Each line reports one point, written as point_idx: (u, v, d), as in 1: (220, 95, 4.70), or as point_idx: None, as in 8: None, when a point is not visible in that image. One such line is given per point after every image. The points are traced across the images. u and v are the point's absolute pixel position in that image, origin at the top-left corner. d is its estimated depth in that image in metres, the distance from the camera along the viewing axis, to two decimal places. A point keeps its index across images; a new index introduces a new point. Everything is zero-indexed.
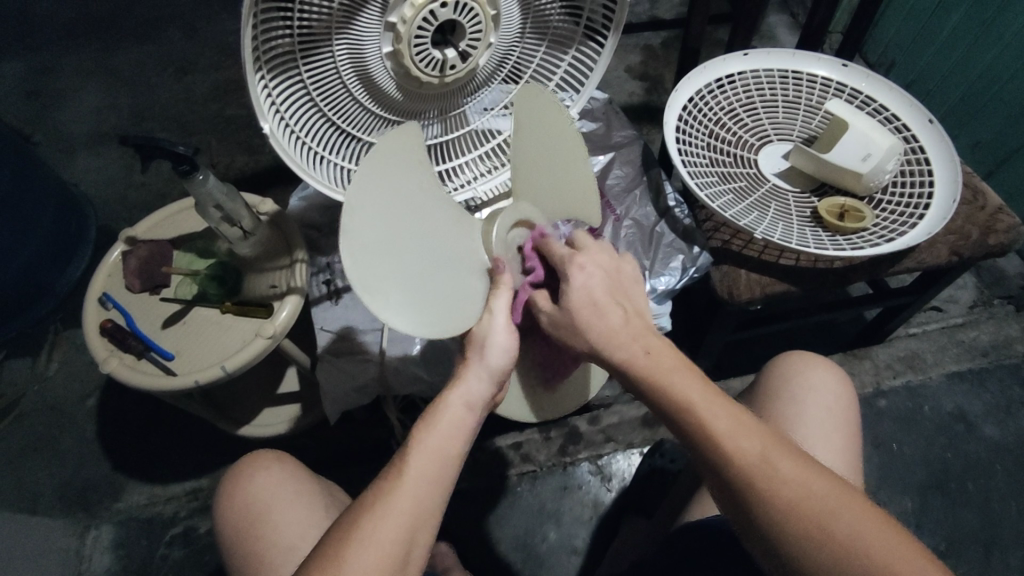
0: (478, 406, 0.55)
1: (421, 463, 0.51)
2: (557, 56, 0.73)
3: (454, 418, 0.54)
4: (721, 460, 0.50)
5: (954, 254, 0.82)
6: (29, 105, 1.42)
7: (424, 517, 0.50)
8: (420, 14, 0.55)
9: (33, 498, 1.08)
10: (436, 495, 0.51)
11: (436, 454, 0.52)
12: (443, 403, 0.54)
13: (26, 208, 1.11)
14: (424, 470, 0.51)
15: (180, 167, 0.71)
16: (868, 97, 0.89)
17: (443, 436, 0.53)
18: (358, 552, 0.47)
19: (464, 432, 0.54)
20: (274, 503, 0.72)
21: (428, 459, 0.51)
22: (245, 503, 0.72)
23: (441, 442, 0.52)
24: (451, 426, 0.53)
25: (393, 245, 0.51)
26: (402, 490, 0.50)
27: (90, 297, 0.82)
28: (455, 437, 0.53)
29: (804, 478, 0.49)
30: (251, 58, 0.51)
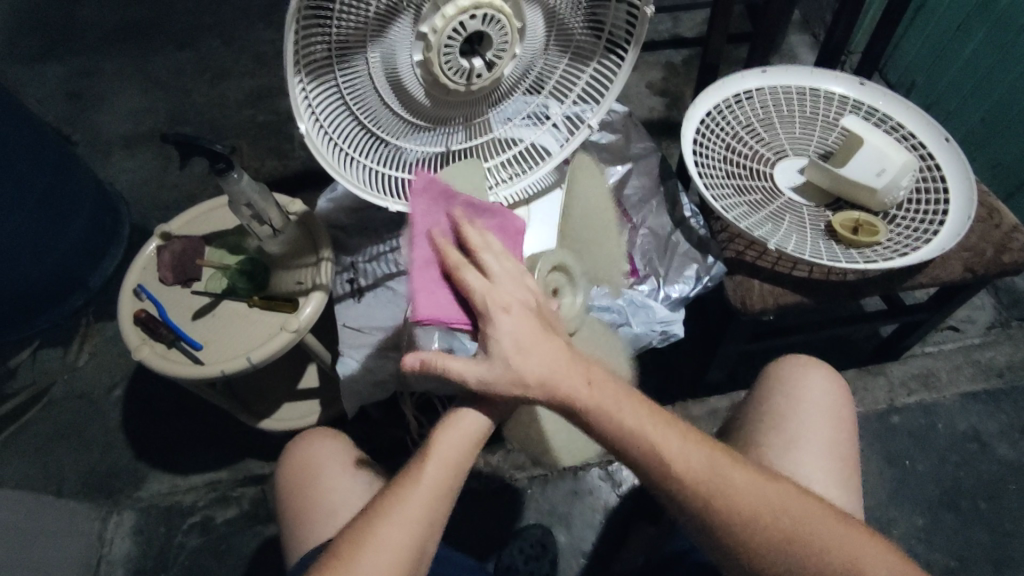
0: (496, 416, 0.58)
1: (436, 468, 0.54)
2: (579, 68, 0.76)
3: (469, 426, 0.56)
4: (696, 503, 0.55)
5: (968, 270, 0.83)
6: (70, 107, 1.49)
7: (433, 522, 0.53)
8: (450, 25, 0.58)
9: (59, 483, 1.12)
10: (442, 501, 0.54)
11: (448, 459, 0.55)
12: (459, 414, 0.57)
13: (65, 204, 1.16)
14: (437, 477, 0.54)
15: (217, 166, 0.75)
16: (884, 115, 0.91)
17: (455, 447, 0.55)
18: (370, 556, 0.51)
19: (474, 444, 0.57)
20: (322, 468, 0.76)
21: (440, 468, 0.54)
22: (296, 464, 0.77)
23: (450, 451, 0.55)
24: (460, 436, 0.56)
25: None
26: (414, 497, 0.53)
27: (126, 288, 0.86)
28: (466, 442, 0.56)
29: (773, 500, 0.55)
30: (290, 62, 0.54)
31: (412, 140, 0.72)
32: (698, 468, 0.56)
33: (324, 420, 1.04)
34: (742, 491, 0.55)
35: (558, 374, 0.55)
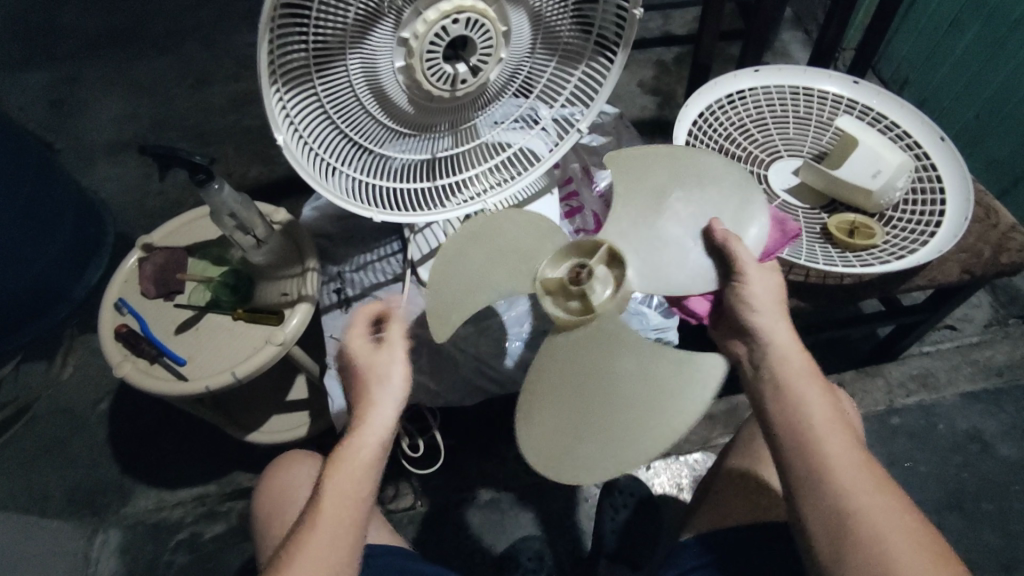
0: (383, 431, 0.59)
1: (328, 511, 0.55)
2: (567, 71, 0.74)
3: (356, 452, 0.58)
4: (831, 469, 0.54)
5: (966, 272, 0.81)
6: (51, 114, 1.46)
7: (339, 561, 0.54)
8: (432, 30, 0.56)
9: (45, 501, 1.10)
10: (349, 537, 0.55)
11: (340, 494, 0.56)
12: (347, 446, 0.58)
13: (45, 215, 1.13)
14: (331, 514, 0.55)
15: (196, 177, 0.73)
16: (879, 113, 0.89)
17: (349, 479, 0.57)
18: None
19: (371, 468, 0.58)
20: (301, 490, 0.77)
21: (337, 501, 0.56)
22: (276, 488, 0.78)
23: (345, 482, 0.57)
24: (347, 466, 0.57)
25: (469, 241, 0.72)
26: (315, 540, 0.54)
27: (107, 302, 0.84)
28: (363, 457, 0.58)
29: (877, 499, 0.53)
30: (265, 72, 0.52)
31: (396, 147, 0.70)
32: (828, 439, 0.56)
33: (314, 431, 1.02)
34: (853, 475, 0.54)
35: (780, 337, 0.62)
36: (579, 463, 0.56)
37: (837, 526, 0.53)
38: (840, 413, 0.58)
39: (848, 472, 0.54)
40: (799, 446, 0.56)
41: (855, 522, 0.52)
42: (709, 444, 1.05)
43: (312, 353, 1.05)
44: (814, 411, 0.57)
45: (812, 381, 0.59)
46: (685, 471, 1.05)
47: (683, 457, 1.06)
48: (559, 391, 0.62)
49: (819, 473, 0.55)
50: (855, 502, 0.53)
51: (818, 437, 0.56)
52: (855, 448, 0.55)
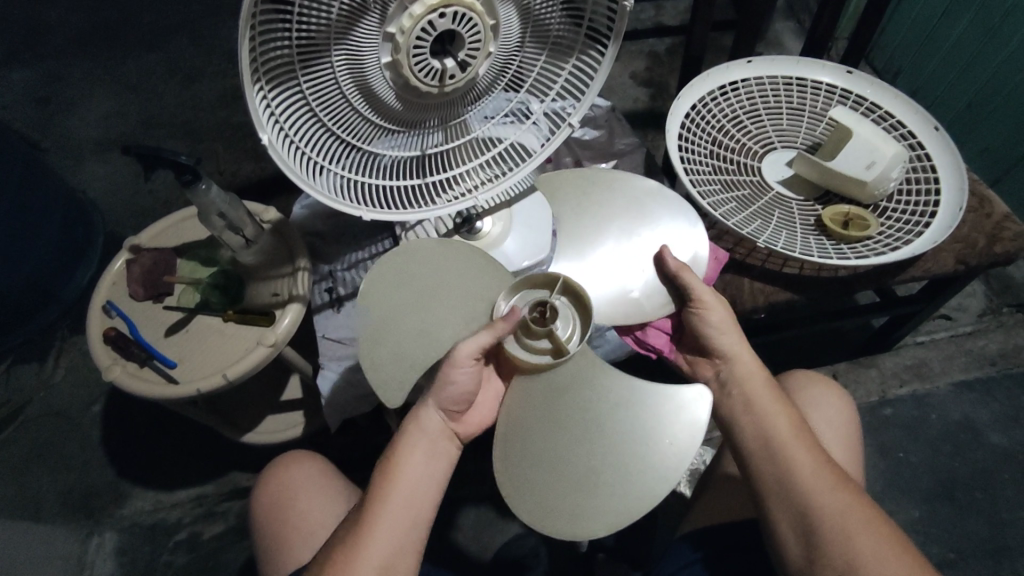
0: (436, 433, 0.63)
1: (396, 498, 0.58)
2: (558, 64, 0.73)
3: (417, 448, 0.61)
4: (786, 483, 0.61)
5: (961, 262, 0.81)
6: (37, 112, 1.44)
7: (403, 543, 0.57)
8: (418, 25, 0.55)
9: (40, 504, 1.09)
10: (412, 522, 0.58)
11: (407, 486, 0.59)
12: (405, 437, 0.62)
13: (32, 216, 1.12)
14: (400, 503, 0.58)
15: (182, 177, 0.71)
16: (872, 104, 0.88)
17: (413, 467, 0.60)
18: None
19: (431, 456, 0.62)
20: (301, 492, 0.76)
21: (401, 490, 0.59)
22: (275, 491, 0.77)
23: (408, 471, 0.60)
24: (416, 459, 0.61)
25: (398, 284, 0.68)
26: (380, 524, 0.57)
27: (94, 305, 0.83)
28: (430, 447, 0.62)
29: (839, 500, 0.58)
30: (249, 69, 0.51)
31: (385, 144, 0.69)
32: (791, 450, 0.62)
33: (309, 431, 1.02)
34: (815, 480, 0.60)
35: (741, 365, 0.69)
36: (579, 516, 0.58)
37: (809, 529, 0.58)
38: (800, 424, 0.64)
39: (812, 479, 0.60)
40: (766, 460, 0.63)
41: (824, 525, 0.58)
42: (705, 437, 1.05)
43: (304, 353, 1.04)
44: (773, 424, 0.64)
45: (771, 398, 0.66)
46: None
47: None
48: (541, 430, 0.63)
49: (788, 482, 0.61)
50: (819, 505, 0.59)
51: (781, 449, 0.62)
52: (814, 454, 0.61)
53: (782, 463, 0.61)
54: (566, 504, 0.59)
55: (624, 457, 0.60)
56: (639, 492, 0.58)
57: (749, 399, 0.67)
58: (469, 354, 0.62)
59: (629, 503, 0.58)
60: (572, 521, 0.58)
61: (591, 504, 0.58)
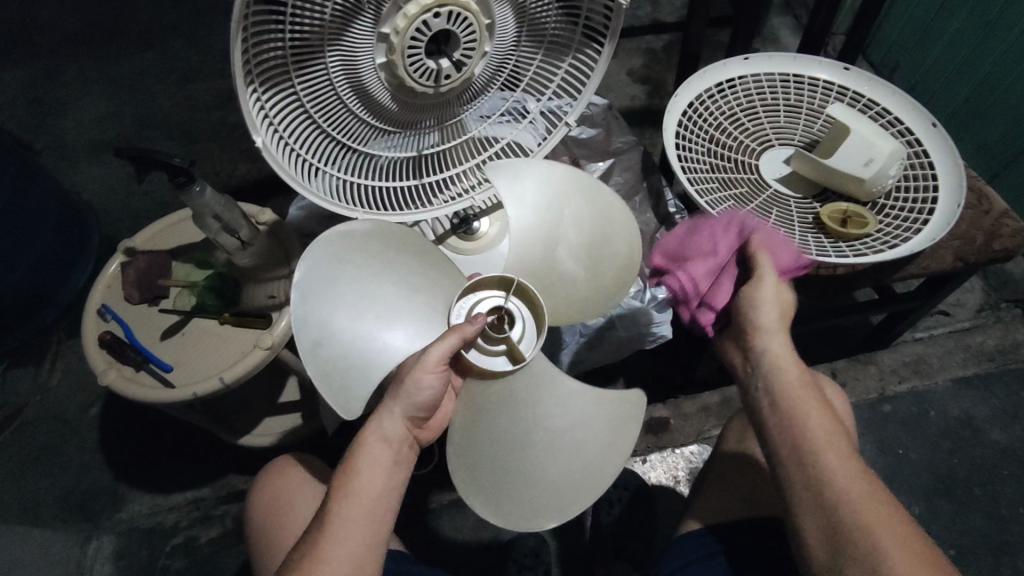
0: (395, 441, 0.58)
1: (352, 509, 0.55)
2: (555, 62, 0.72)
3: (374, 455, 0.57)
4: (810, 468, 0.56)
5: (959, 259, 0.81)
6: (30, 114, 1.43)
7: (361, 557, 0.54)
8: (413, 25, 0.55)
9: (36, 509, 1.09)
10: (373, 536, 0.55)
11: (365, 495, 0.55)
12: (364, 444, 0.57)
13: (26, 218, 1.11)
14: (355, 515, 0.55)
15: (176, 180, 0.71)
16: (870, 100, 0.88)
17: (371, 478, 0.56)
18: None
19: (391, 465, 0.57)
20: (295, 497, 0.76)
21: (358, 502, 0.55)
22: (271, 496, 0.77)
23: (365, 483, 0.56)
24: (375, 466, 0.56)
25: (337, 290, 0.64)
26: (332, 539, 0.53)
27: (89, 308, 0.82)
28: (387, 455, 0.57)
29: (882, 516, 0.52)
30: (242, 71, 0.51)
31: (381, 145, 0.68)
32: (828, 455, 0.56)
33: (307, 433, 1.01)
34: (857, 493, 0.54)
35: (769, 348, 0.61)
36: (530, 509, 0.60)
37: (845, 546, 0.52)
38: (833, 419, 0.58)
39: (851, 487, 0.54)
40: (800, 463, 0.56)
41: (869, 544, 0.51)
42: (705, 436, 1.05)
43: (301, 355, 1.03)
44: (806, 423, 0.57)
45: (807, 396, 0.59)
46: (681, 463, 1.04)
47: (679, 449, 1.05)
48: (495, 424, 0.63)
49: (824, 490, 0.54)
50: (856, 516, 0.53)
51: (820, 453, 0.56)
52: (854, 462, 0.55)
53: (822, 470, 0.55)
54: (521, 500, 0.61)
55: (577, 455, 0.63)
56: (585, 489, 0.62)
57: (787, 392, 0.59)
58: (433, 359, 0.58)
59: (574, 500, 0.61)
60: (527, 514, 0.60)
61: (541, 499, 0.61)
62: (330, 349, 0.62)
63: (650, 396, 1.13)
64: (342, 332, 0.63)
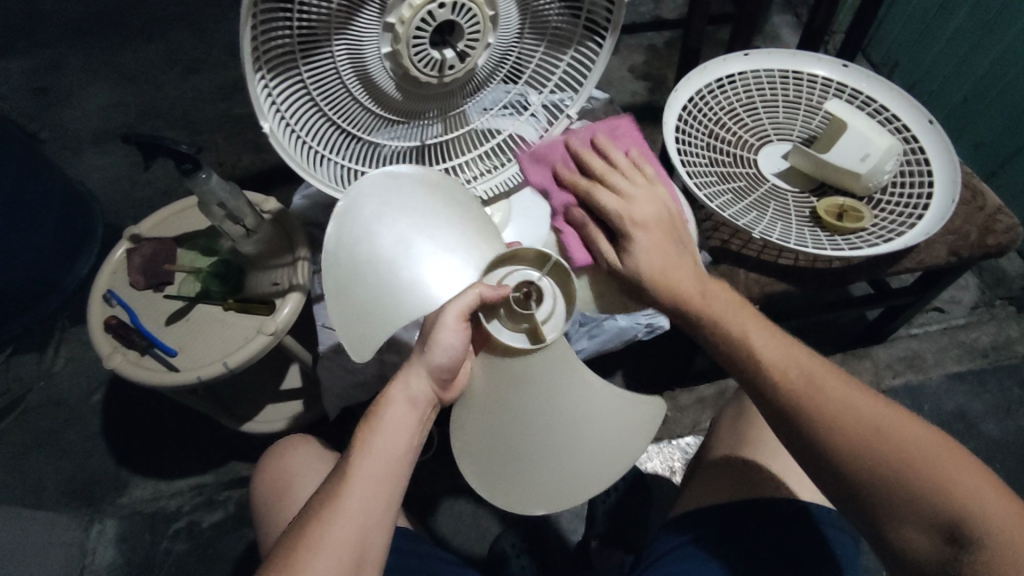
0: (420, 402, 0.58)
1: (369, 466, 0.55)
2: (556, 56, 0.73)
3: (397, 415, 0.57)
4: (812, 419, 0.56)
5: (953, 254, 0.83)
6: (35, 103, 1.43)
7: (374, 517, 0.53)
8: (418, 15, 0.56)
9: (40, 492, 1.10)
10: (388, 495, 0.54)
11: (383, 454, 0.55)
12: (386, 400, 0.58)
13: (32, 206, 1.12)
14: (372, 473, 0.54)
15: (183, 166, 0.72)
16: (868, 97, 0.89)
17: (389, 437, 0.56)
18: (312, 561, 0.50)
19: (410, 426, 0.57)
20: (297, 475, 0.77)
21: (378, 461, 0.55)
22: (275, 470, 0.79)
23: (386, 443, 0.56)
24: (396, 427, 0.57)
25: (359, 237, 0.60)
26: (349, 493, 0.53)
27: (95, 293, 0.83)
28: (409, 420, 0.57)
29: (907, 437, 0.54)
30: (250, 56, 0.52)
31: (384, 134, 0.69)
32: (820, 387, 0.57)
33: (308, 420, 1.03)
34: (859, 416, 0.55)
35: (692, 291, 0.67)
36: (562, 492, 0.62)
37: (875, 493, 0.54)
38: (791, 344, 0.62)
39: (859, 419, 0.55)
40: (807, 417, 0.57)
41: (886, 450, 0.53)
42: (701, 428, 1.06)
43: (304, 344, 1.05)
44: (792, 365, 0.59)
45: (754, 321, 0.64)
46: (677, 455, 1.08)
47: (675, 441, 1.08)
48: (507, 423, 0.62)
49: (846, 434, 0.55)
50: (889, 449, 0.53)
51: (823, 392, 0.57)
52: (848, 385, 0.57)
53: (822, 407, 0.56)
54: (539, 487, 0.62)
55: (601, 435, 0.64)
56: (599, 474, 0.63)
57: (672, 289, 0.67)
58: (457, 315, 0.57)
59: (586, 486, 0.63)
60: (566, 493, 0.62)
61: (568, 481, 0.62)
62: (350, 291, 0.59)
63: (650, 387, 1.15)
64: (373, 275, 0.60)
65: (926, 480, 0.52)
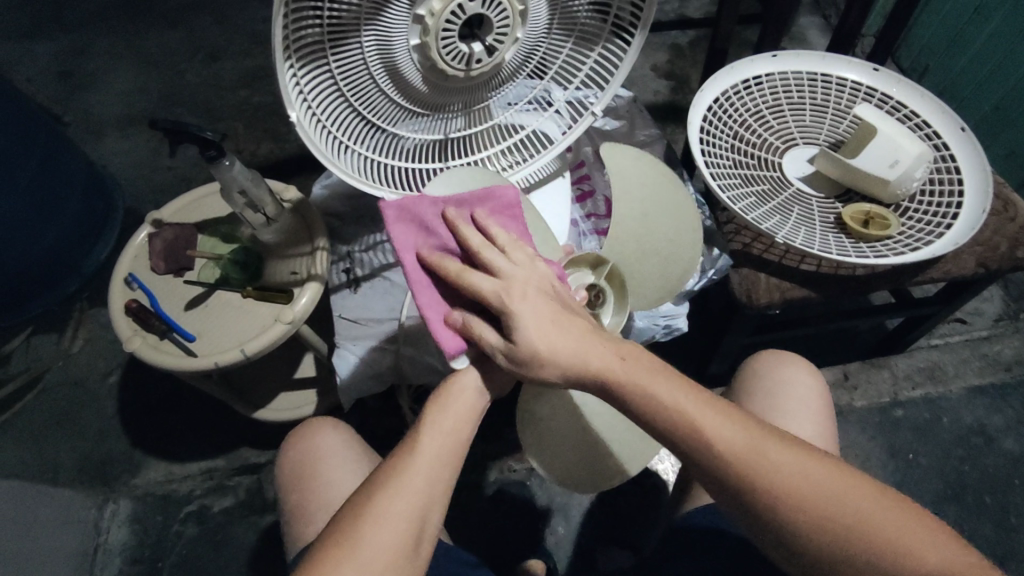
0: (485, 391, 0.59)
1: (435, 443, 0.55)
2: (583, 52, 0.73)
3: (465, 401, 0.58)
4: (748, 485, 0.49)
5: (981, 265, 0.81)
6: (60, 87, 1.45)
7: (435, 494, 0.53)
8: (448, 8, 0.55)
9: (54, 471, 1.11)
10: (448, 476, 0.54)
11: (450, 434, 0.56)
12: (454, 385, 0.58)
13: (55, 188, 1.13)
14: (439, 450, 0.55)
15: (207, 153, 0.72)
16: (898, 102, 0.88)
17: (452, 417, 0.57)
18: (374, 529, 0.50)
19: (474, 413, 0.58)
20: (322, 461, 0.78)
21: (443, 442, 0.55)
22: (296, 459, 0.79)
23: (455, 424, 0.56)
24: (456, 409, 0.57)
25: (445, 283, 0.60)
26: (416, 465, 0.53)
27: (116, 277, 0.84)
28: (467, 417, 0.58)
29: (848, 494, 0.49)
30: (280, 46, 0.52)
31: (408, 127, 0.69)
32: (761, 446, 0.50)
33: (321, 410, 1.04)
34: (800, 474, 0.49)
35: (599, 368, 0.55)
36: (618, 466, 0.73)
37: (845, 565, 0.48)
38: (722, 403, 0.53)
39: (794, 473, 0.49)
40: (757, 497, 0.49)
41: (828, 512, 0.48)
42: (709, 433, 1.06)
43: (320, 333, 1.05)
44: (728, 437, 0.51)
45: (668, 377, 0.54)
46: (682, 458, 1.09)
47: None
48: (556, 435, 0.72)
49: (799, 509, 0.48)
50: (838, 511, 0.48)
51: (757, 455, 0.50)
52: (785, 441, 0.51)
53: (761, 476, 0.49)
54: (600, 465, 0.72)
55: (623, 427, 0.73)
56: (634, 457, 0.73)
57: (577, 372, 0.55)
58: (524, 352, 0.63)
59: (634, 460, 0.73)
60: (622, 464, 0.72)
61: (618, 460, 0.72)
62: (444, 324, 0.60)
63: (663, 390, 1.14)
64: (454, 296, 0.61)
65: (873, 543, 0.47)
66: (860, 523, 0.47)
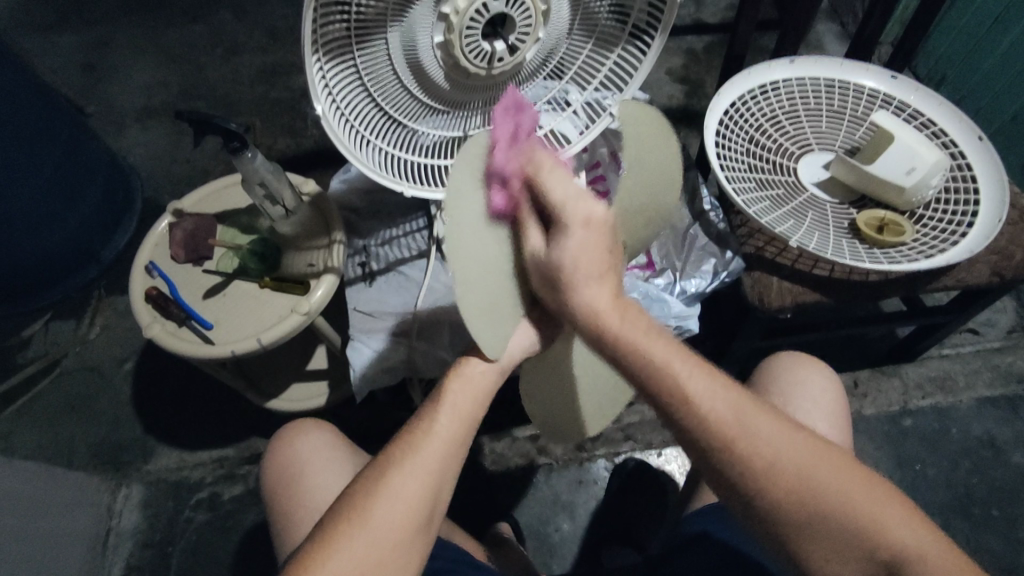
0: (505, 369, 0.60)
1: (450, 419, 0.55)
2: (603, 54, 0.73)
3: (480, 378, 0.58)
4: (738, 463, 0.50)
5: (996, 274, 0.81)
6: (84, 78, 1.48)
7: (446, 474, 0.54)
8: (472, 7, 0.56)
9: (70, 454, 1.13)
10: (457, 453, 0.55)
11: (463, 412, 0.56)
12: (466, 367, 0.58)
13: (77, 176, 1.15)
14: (451, 429, 0.55)
15: (231, 144, 0.74)
16: (916, 111, 0.88)
17: (467, 398, 0.57)
18: (382, 505, 0.52)
19: (489, 391, 0.58)
20: (308, 463, 0.79)
21: (456, 419, 0.56)
22: (282, 463, 0.79)
23: (468, 400, 0.57)
24: (471, 387, 0.57)
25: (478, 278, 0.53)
26: (428, 444, 0.54)
27: (137, 265, 0.86)
28: (482, 396, 0.58)
29: (818, 466, 0.51)
30: (309, 41, 0.53)
31: (429, 123, 0.70)
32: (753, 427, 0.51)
33: (331, 402, 1.05)
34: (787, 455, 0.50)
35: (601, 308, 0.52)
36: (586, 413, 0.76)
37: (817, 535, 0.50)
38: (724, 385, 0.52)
39: (781, 451, 0.50)
40: (730, 455, 0.50)
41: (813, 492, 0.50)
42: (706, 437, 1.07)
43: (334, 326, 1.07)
44: (720, 409, 0.51)
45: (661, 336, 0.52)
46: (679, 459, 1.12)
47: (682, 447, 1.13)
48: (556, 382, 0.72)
49: (781, 487, 0.50)
50: (820, 490, 0.50)
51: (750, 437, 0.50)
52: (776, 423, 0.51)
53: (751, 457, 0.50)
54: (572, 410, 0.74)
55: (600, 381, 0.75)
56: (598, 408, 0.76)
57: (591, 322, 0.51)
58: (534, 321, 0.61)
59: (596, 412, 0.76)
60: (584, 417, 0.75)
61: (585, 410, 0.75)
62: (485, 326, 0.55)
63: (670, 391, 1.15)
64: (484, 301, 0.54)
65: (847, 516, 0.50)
66: (834, 501, 0.50)
